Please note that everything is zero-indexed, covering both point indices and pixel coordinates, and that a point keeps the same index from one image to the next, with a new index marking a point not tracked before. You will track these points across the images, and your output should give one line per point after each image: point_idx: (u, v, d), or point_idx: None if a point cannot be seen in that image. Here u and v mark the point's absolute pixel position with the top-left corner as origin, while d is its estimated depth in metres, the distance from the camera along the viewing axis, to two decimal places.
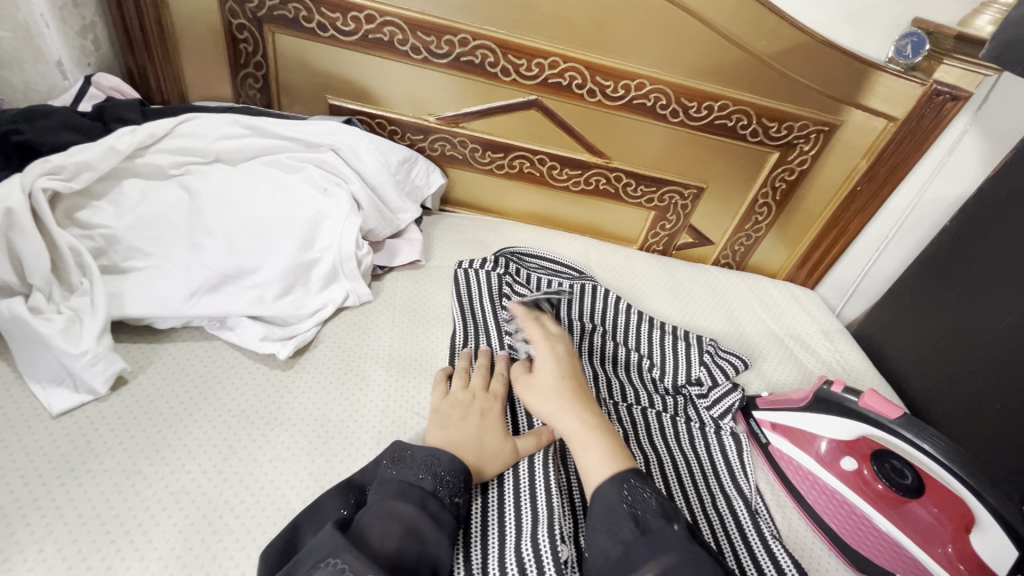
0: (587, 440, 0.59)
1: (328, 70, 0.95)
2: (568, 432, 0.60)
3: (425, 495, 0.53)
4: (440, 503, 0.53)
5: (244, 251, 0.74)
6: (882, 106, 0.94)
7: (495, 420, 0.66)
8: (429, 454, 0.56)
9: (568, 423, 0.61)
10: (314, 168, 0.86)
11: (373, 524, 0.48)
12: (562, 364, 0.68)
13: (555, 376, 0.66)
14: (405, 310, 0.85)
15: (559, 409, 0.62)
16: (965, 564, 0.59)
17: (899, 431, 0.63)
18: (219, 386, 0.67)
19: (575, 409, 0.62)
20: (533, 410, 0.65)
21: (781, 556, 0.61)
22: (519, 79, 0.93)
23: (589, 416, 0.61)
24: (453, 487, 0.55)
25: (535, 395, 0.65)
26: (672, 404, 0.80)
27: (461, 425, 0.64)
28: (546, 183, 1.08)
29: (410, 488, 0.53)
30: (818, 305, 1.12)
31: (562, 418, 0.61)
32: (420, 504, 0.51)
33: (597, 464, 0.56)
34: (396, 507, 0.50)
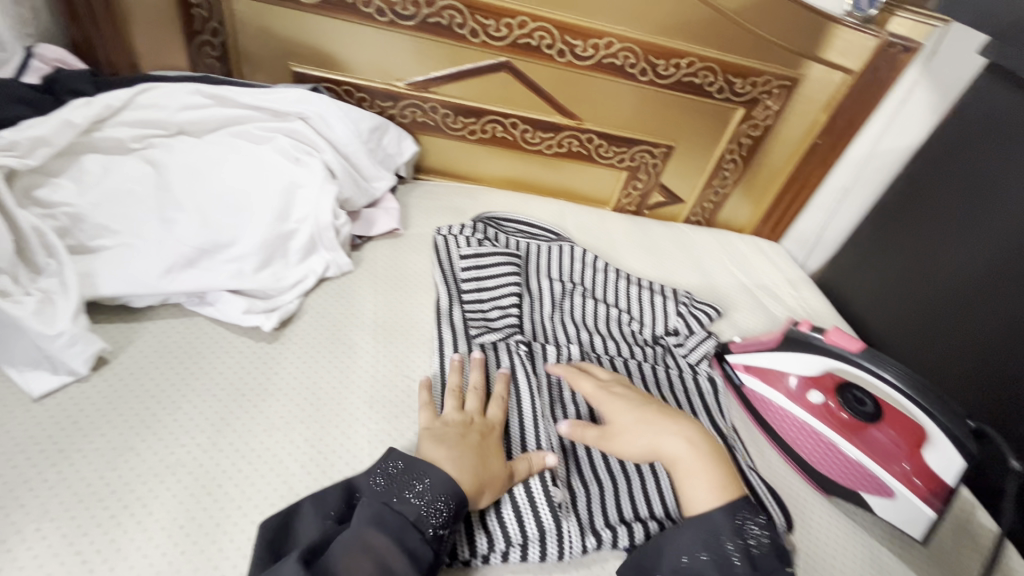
0: (699, 464, 0.59)
1: (290, 36, 0.92)
2: (673, 457, 0.61)
3: (404, 524, 0.49)
4: (422, 536, 0.49)
5: (217, 225, 0.73)
6: (839, 59, 0.97)
7: (495, 446, 0.60)
8: (422, 474, 0.53)
9: (673, 449, 0.61)
10: (284, 138, 0.83)
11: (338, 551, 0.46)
12: (619, 399, 0.67)
13: (628, 409, 0.65)
14: (387, 278, 0.85)
15: (654, 438, 0.62)
16: (920, 478, 0.64)
17: (862, 363, 0.68)
18: (206, 361, 0.67)
19: (677, 431, 0.63)
20: (623, 453, 0.63)
21: (757, 486, 0.66)
22: (488, 40, 0.92)
23: (692, 435, 0.63)
24: (442, 517, 0.51)
25: (621, 437, 0.63)
26: (654, 353, 0.83)
27: (454, 449, 0.57)
28: (518, 147, 1.08)
29: (388, 513, 0.50)
30: (785, 258, 1.17)
31: (667, 443, 0.61)
32: (397, 535, 0.48)
33: (707, 489, 0.58)
34: (367, 538, 0.47)
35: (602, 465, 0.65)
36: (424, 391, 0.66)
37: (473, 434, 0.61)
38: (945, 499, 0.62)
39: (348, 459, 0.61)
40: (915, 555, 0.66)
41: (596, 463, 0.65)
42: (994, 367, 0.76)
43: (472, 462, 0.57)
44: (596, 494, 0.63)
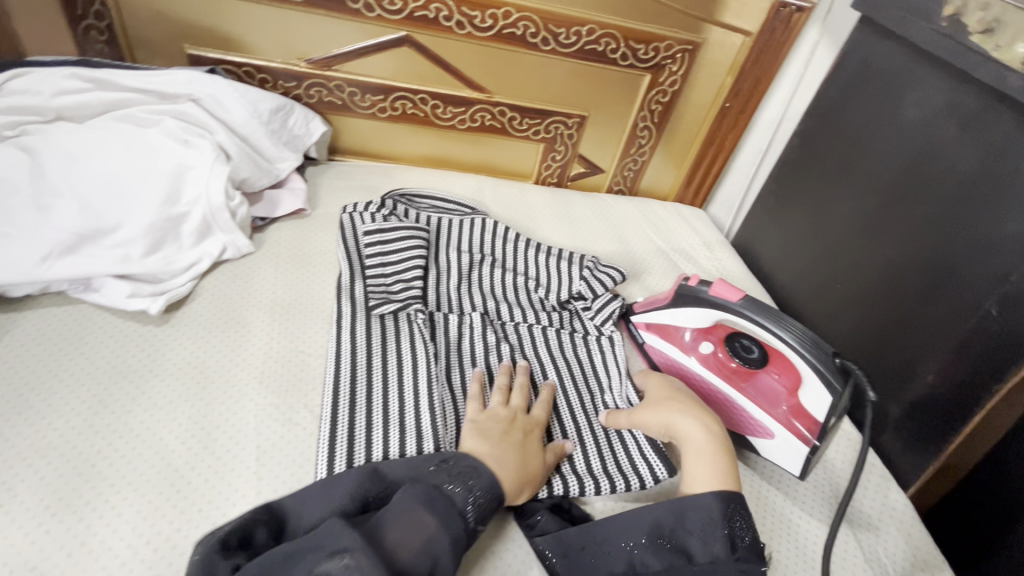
0: (704, 447, 0.61)
1: (181, 17, 0.90)
2: (686, 436, 0.63)
3: (452, 509, 0.51)
4: (463, 525, 0.50)
5: (99, 210, 0.72)
6: (737, 21, 0.99)
7: (536, 444, 0.62)
8: (472, 469, 0.54)
9: (687, 430, 0.63)
10: (171, 120, 0.81)
11: (395, 520, 0.48)
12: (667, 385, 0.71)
13: (665, 393, 0.69)
14: (291, 257, 0.84)
15: (674, 417, 0.65)
16: (798, 419, 0.67)
17: (741, 310, 0.70)
18: (88, 346, 0.66)
19: (698, 417, 0.64)
20: (643, 424, 0.67)
21: (645, 443, 0.67)
22: (384, 14, 0.92)
23: (710, 425, 0.64)
24: (480, 513, 0.52)
25: (647, 412, 0.67)
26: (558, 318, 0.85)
27: (507, 443, 0.59)
28: (431, 123, 1.07)
29: (439, 495, 0.51)
30: (703, 221, 1.19)
31: (687, 423, 0.64)
32: (445, 517, 0.50)
33: (709, 470, 0.59)
34: (420, 516, 0.49)
35: None
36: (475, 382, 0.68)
37: (521, 428, 0.62)
38: (820, 435, 0.65)
39: (232, 432, 0.61)
40: (798, 490, 0.69)
41: None
42: (882, 312, 0.76)
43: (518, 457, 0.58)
44: None
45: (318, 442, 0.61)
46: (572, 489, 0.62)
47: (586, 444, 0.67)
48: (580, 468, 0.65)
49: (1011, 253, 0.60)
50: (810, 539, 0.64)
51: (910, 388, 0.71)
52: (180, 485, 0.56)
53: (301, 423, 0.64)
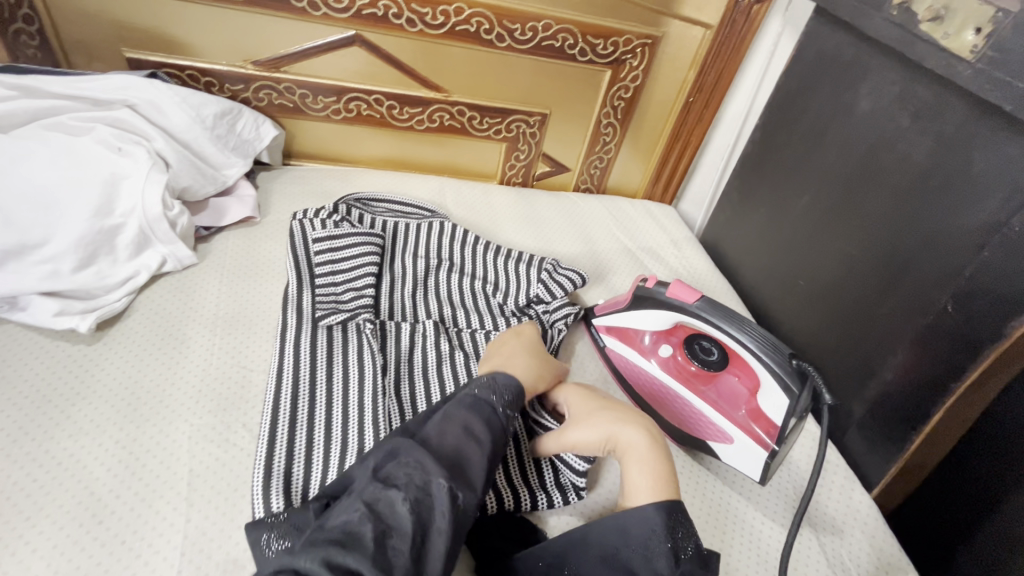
0: (647, 452, 0.56)
1: (117, 18, 0.86)
2: (626, 445, 0.57)
3: (481, 404, 0.54)
4: (495, 414, 0.54)
5: (24, 224, 0.68)
6: (696, 14, 0.97)
7: (532, 341, 0.70)
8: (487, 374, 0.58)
9: (628, 438, 0.58)
10: (104, 127, 0.78)
11: (435, 424, 0.50)
12: (585, 393, 0.65)
13: (589, 403, 0.63)
14: (237, 267, 0.81)
15: (609, 425, 0.59)
16: (758, 422, 0.65)
17: (699, 312, 0.68)
18: (10, 368, 0.62)
19: (634, 422, 0.59)
20: (580, 443, 0.60)
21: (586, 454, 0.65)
22: (330, 13, 0.89)
23: (648, 428, 0.59)
24: (509, 402, 0.56)
25: (576, 428, 0.60)
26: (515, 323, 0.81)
27: (504, 350, 0.67)
28: (388, 124, 1.04)
29: (467, 397, 0.54)
30: (672, 218, 1.17)
31: (623, 430, 0.58)
32: (476, 409, 0.53)
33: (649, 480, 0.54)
34: (453, 412, 0.52)
35: None
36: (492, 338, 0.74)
37: (513, 337, 0.70)
38: (777, 438, 0.63)
39: (163, 456, 0.58)
40: (760, 494, 0.67)
41: None
42: (844, 309, 0.74)
43: (522, 354, 0.66)
44: None
45: (254, 464, 0.58)
46: (524, 501, 0.60)
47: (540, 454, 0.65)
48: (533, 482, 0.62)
49: (966, 246, 0.59)
50: (770, 544, 0.63)
51: (871, 386, 0.69)
52: (103, 516, 0.53)
53: (238, 444, 0.61)
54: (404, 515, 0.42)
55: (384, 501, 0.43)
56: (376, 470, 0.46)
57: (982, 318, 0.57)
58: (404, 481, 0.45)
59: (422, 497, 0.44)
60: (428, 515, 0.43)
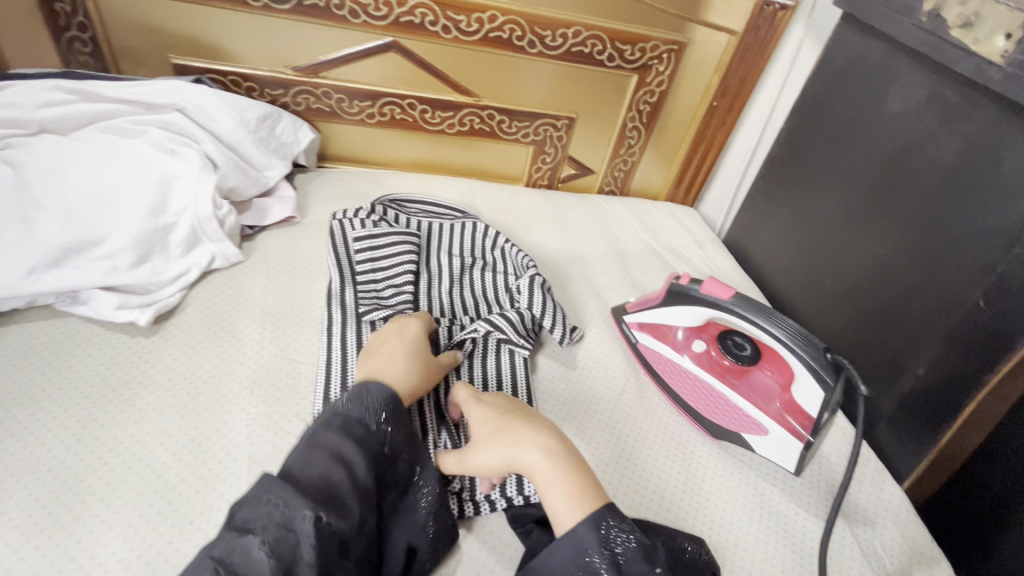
0: (553, 473, 0.51)
1: (165, 26, 0.90)
2: (531, 468, 0.52)
3: (351, 421, 0.52)
4: (367, 429, 0.52)
5: (85, 222, 0.71)
6: (721, 20, 1.00)
7: (419, 338, 0.66)
8: (360, 383, 0.55)
9: (530, 459, 0.52)
10: (157, 130, 0.81)
11: (299, 454, 0.48)
12: (489, 406, 0.60)
13: (492, 419, 0.57)
14: (280, 265, 0.84)
15: (511, 445, 0.54)
16: (792, 414, 0.67)
17: (734, 308, 0.70)
18: (76, 359, 0.65)
19: (532, 439, 0.54)
20: (483, 466, 0.55)
21: None
22: (370, 20, 0.92)
23: (551, 443, 0.53)
24: (383, 412, 0.54)
25: (479, 449, 0.56)
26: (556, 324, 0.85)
27: (382, 352, 0.62)
28: (420, 128, 1.07)
29: (334, 416, 0.52)
30: (695, 220, 1.19)
31: (522, 453, 0.53)
32: (345, 429, 0.51)
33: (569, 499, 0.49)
34: (320, 438, 0.50)
35: None
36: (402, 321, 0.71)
37: (396, 333, 0.66)
38: (813, 430, 0.65)
39: (223, 442, 0.61)
40: (795, 486, 0.69)
41: None
42: (871, 306, 0.76)
43: (401, 357, 0.61)
44: None
45: None
46: (464, 492, 0.60)
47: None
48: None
49: (996, 243, 0.60)
50: (806, 536, 0.64)
51: (901, 381, 0.71)
52: (171, 498, 0.55)
53: (293, 432, 0.63)
54: (262, 560, 0.40)
55: (240, 548, 0.41)
56: (235, 514, 0.43)
57: (1015, 312, 0.59)
58: (261, 524, 0.42)
59: (283, 535, 0.42)
60: (290, 556, 0.41)
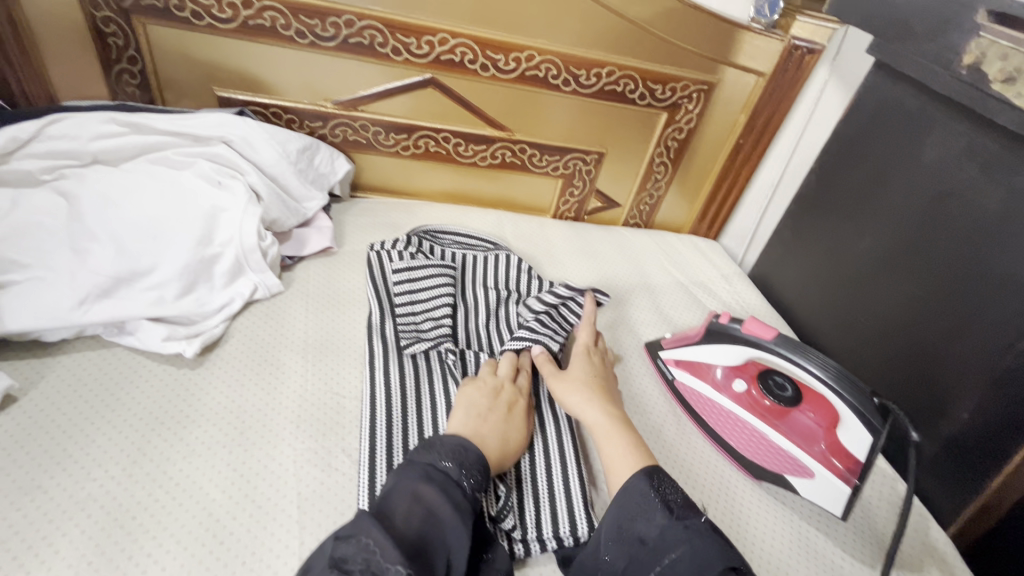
0: (610, 433, 0.63)
1: (211, 60, 0.92)
2: (594, 424, 0.65)
3: (449, 482, 0.52)
4: (462, 493, 0.52)
5: (135, 252, 0.72)
6: (750, 63, 1.02)
7: (520, 420, 0.65)
8: (460, 443, 0.56)
9: (594, 418, 0.65)
10: (204, 162, 0.83)
11: (400, 504, 0.48)
12: (593, 366, 0.73)
13: (585, 375, 0.71)
14: (320, 297, 0.85)
15: (587, 402, 0.67)
16: (837, 457, 0.67)
17: (776, 349, 0.70)
18: (123, 391, 0.66)
19: (602, 406, 0.67)
20: (559, 398, 0.70)
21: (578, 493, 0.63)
22: (411, 58, 0.94)
23: (614, 412, 0.66)
24: (475, 477, 0.54)
25: (562, 386, 0.70)
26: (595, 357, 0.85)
27: (488, 418, 0.63)
28: (453, 160, 1.09)
29: (434, 472, 0.52)
30: (719, 254, 1.20)
31: (591, 411, 0.66)
32: (443, 488, 0.51)
33: (620, 455, 0.60)
34: (419, 491, 0.50)
35: (541, 465, 0.66)
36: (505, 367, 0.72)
37: (503, 402, 0.66)
38: (861, 475, 0.65)
39: (272, 479, 0.60)
40: (840, 531, 0.68)
41: (536, 463, 0.66)
42: (909, 347, 0.77)
43: (498, 430, 0.62)
44: (531, 501, 0.62)
45: (358, 489, 0.60)
46: (515, 532, 0.59)
47: (540, 485, 0.64)
48: (532, 514, 0.61)
49: None
50: None
51: (944, 424, 0.71)
52: (222, 537, 0.55)
53: (340, 469, 0.63)
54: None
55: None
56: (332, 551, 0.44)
57: None
58: (360, 567, 0.43)
59: None
60: None
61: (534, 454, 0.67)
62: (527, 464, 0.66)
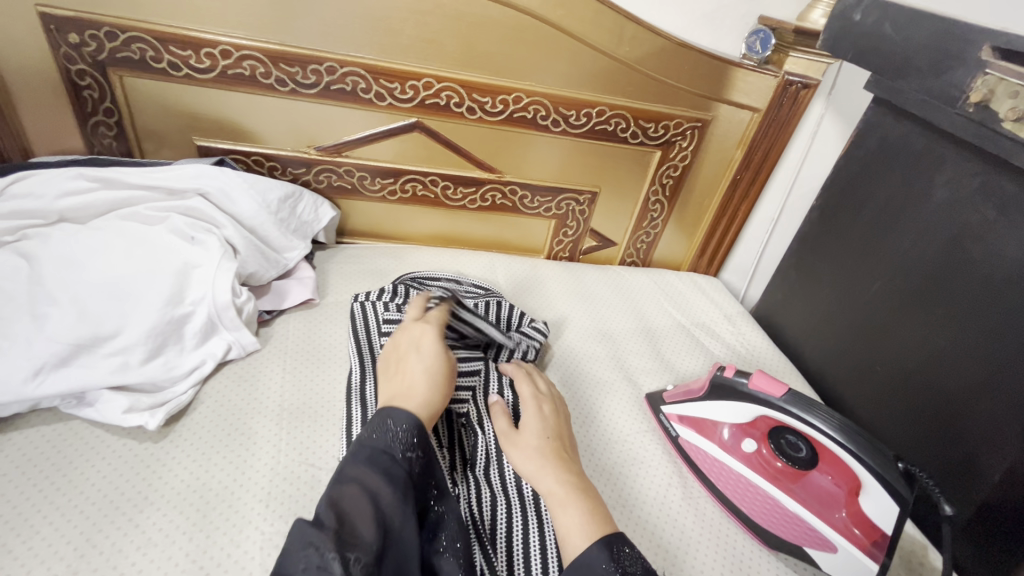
0: (566, 500, 0.56)
1: (190, 110, 0.89)
2: (549, 493, 0.57)
3: (388, 458, 0.52)
4: (400, 464, 0.52)
5: (97, 316, 0.67)
6: (745, 99, 1.00)
7: (431, 345, 0.66)
8: (384, 413, 0.56)
9: (549, 485, 0.58)
10: (178, 216, 0.79)
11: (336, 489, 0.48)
12: (548, 424, 0.66)
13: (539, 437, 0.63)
14: (299, 354, 0.80)
15: (539, 468, 0.60)
16: (859, 527, 0.61)
17: (786, 408, 0.65)
18: (77, 472, 0.60)
19: (555, 470, 0.59)
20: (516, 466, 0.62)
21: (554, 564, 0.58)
22: (395, 103, 0.92)
23: (569, 476, 0.59)
24: (411, 447, 0.54)
25: (518, 452, 0.62)
26: (582, 444, 0.74)
27: (404, 370, 0.63)
28: (442, 204, 1.06)
29: (371, 450, 0.52)
30: (721, 291, 1.16)
31: (543, 479, 0.59)
32: (379, 461, 0.52)
33: (578, 523, 0.53)
34: (359, 470, 0.50)
35: (533, 538, 0.60)
36: (413, 310, 0.73)
37: (411, 341, 0.67)
38: (887, 550, 0.59)
39: (233, 571, 0.54)
40: None
41: (528, 535, 0.60)
42: (929, 399, 0.71)
43: (421, 373, 0.62)
44: None
45: None
46: None
47: (531, 564, 0.58)
48: None
49: None
50: None
51: (975, 486, 0.65)
52: None
53: None
54: None
55: None
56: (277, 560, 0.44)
57: None
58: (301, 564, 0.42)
59: None
60: None
61: (527, 529, 0.61)
62: (520, 538, 0.60)
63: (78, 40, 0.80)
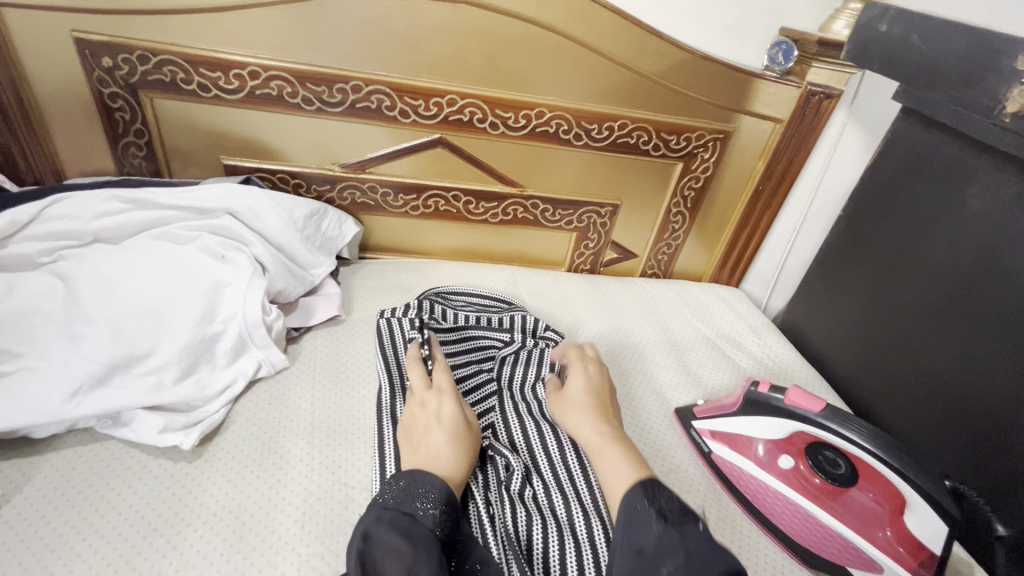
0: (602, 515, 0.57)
1: (217, 129, 0.91)
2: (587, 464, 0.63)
3: (411, 518, 0.52)
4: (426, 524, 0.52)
5: (132, 336, 0.68)
6: (767, 110, 1.00)
7: (453, 415, 0.66)
8: (409, 476, 0.56)
9: (590, 436, 0.66)
10: (208, 236, 0.80)
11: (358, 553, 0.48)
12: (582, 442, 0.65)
13: (585, 394, 0.72)
14: (327, 372, 0.80)
15: (583, 422, 0.68)
16: (904, 546, 0.60)
17: (826, 424, 0.63)
18: (115, 493, 0.60)
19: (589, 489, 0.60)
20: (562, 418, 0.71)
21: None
22: (419, 120, 0.93)
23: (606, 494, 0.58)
24: (437, 504, 0.53)
25: (565, 404, 0.71)
26: (638, 438, 0.77)
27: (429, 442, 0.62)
28: (463, 219, 1.07)
29: (393, 513, 0.52)
30: (744, 303, 1.15)
31: (586, 431, 0.67)
32: (403, 521, 0.51)
33: None
34: (381, 532, 0.50)
35: (571, 556, 0.58)
36: (414, 371, 0.73)
37: (432, 413, 0.66)
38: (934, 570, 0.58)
39: None
40: None
41: (566, 553, 0.59)
42: (970, 413, 0.70)
43: (446, 444, 0.62)
44: None
45: None
46: None
47: None
48: None
49: None
50: None
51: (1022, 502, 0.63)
52: None
53: None
54: None
55: None
56: None
57: None
58: None
59: None
60: None
61: (564, 547, 0.59)
62: (557, 559, 0.58)
63: (112, 63, 0.82)
